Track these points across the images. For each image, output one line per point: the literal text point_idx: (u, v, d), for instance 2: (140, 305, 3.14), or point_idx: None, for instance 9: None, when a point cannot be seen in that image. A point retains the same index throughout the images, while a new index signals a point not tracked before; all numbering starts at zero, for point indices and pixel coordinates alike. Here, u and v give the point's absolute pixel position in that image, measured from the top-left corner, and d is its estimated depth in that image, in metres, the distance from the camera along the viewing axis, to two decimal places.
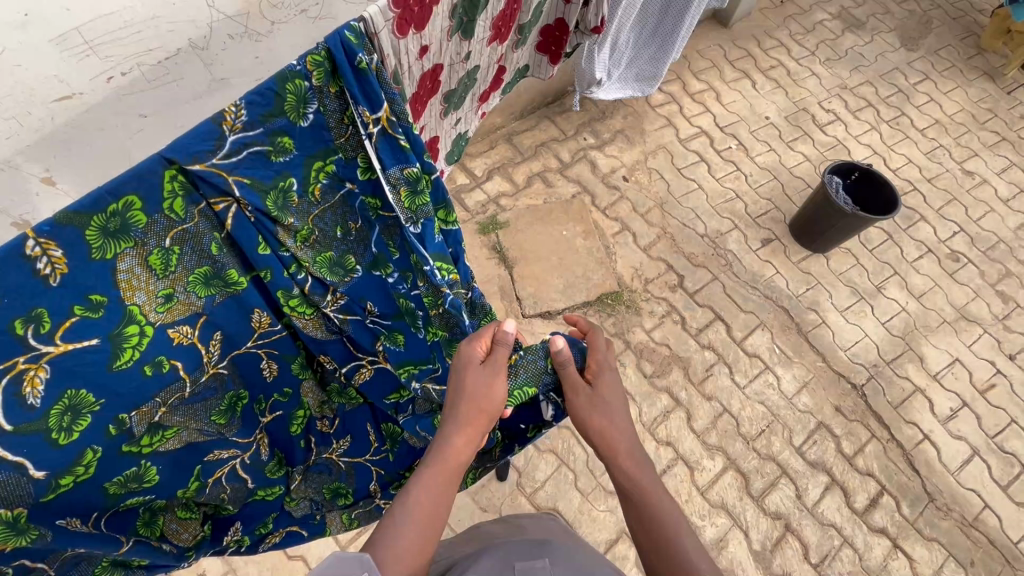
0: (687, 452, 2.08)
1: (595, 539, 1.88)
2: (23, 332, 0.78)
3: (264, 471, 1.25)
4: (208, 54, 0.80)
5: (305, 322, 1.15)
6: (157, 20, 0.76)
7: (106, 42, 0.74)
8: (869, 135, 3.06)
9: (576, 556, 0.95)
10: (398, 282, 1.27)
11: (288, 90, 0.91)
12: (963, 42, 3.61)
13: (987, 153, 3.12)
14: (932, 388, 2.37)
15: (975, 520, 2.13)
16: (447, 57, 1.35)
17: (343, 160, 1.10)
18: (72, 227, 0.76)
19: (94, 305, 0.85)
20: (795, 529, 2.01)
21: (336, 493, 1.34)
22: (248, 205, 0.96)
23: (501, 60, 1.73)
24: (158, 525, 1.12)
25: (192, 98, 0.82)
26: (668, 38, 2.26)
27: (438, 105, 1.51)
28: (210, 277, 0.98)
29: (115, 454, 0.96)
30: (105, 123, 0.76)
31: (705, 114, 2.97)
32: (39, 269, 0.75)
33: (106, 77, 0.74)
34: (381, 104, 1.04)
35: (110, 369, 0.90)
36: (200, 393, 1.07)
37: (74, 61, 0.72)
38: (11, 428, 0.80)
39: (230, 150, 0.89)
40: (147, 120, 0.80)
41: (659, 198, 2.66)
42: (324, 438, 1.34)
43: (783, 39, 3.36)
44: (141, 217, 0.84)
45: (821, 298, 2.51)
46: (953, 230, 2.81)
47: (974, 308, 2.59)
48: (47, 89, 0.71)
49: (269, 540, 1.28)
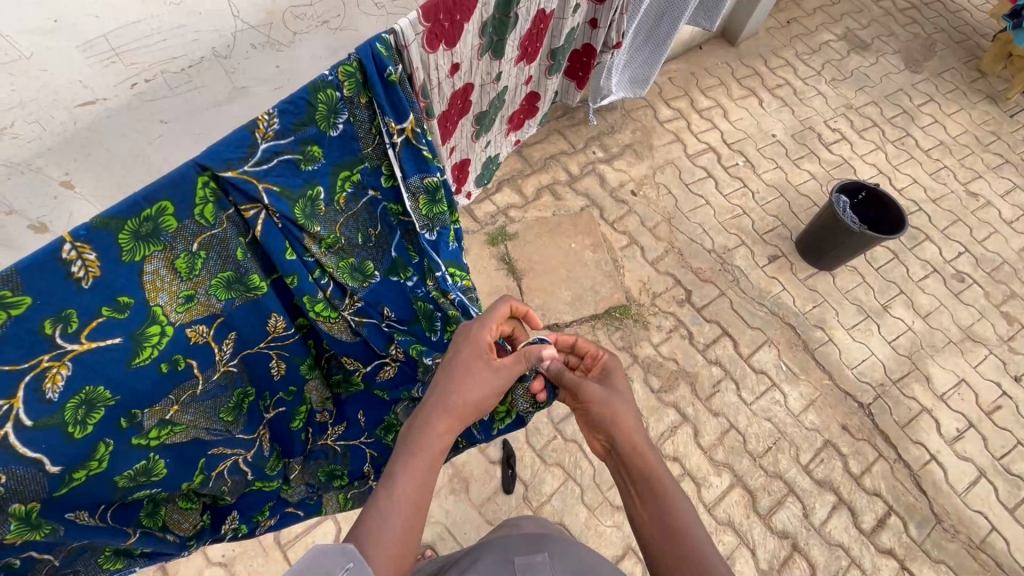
0: (694, 468, 2.07)
1: (601, 555, 1.86)
2: (51, 332, 0.78)
3: (265, 468, 1.21)
4: (229, 63, 0.95)
5: (331, 326, 1.14)
6: (183, 29, 0.86)
7: (132, 49, 0.83)
8: (874, 154, 3.09)
9: (582, 555, 0.93)
10: (416, 285, 1.28)
11: (320, 101, 0.91)
12: (966, 65, 3.66)
13: (991, 175, 3.15)
14: (938, 409, 2.36)
15: (983, 543, 2.12)
16: (477, 77, 1.38)
17: (368, 169, 1.10)
18: (106, 230, 0.76)
19: (120, 306, 0.84)
20: (803, 548, 1.99)
21: (332, 475, 1.32)
22: (276, 212, 0.94)
23: (533, 84, 1.77)
24: (160, 515, 1.08)
25: (213, 106, 0.99)
26: (660, 43, 2.27)
27: (469, 127, 1.56)
28: (233, 282, 0.97)
29: (125, 447, 0.94)
30: (128, 129, 0.91)
31: (712, 131, 2.99)
32: (72, 272, 0.76)
33: (129, 84, 0.86)
34: (407, 115, 1.05)
35: (129, 367, 0.89)
36: (210, 392, 1.04)
37: (100, 68, 0.82)
38: (29, 423, 0.80)
39: (262, 158, 0.88)
40: (167, 126, 0.96)
41: (667, 213, 2.68)
42: (321, 428, 1.31)
43: (790, 58, 3.40)
44: (172, 222, 0.83)
45: (827, 316, 2.51)
46: (958, 250, 2.82)
47: (979, 329, 2.60)
48: (72, 93, 0.82)
49: (266, 525, 1.25)
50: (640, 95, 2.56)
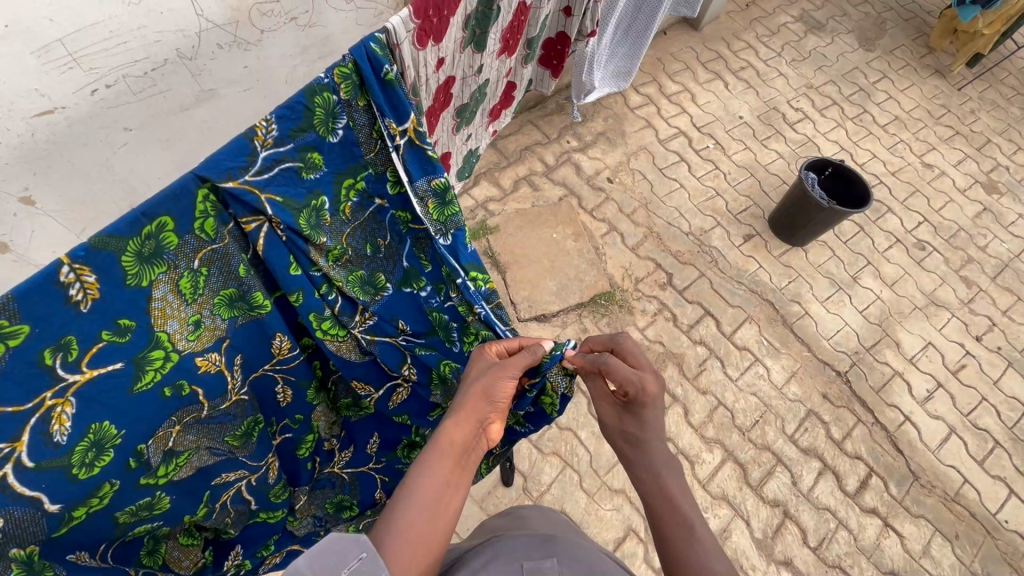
0: (686, 446, 2.13)
1: (603, 539, 1.90)
2: (51, 361, 0.74)
3: (270, 495, 1.17)
4: (195, 64, 0.91)
5: (338, 345, 1.10)
6: (143, 30, 0.82)
7: (94, 52, 0.80)
8: (836, 132, 3.20)
9: (587, 557, 0.92)
10: (430, 295, 1.24)
11: (317, 103, 0.87)
12: (915, 42, 3.80)
13: (943, 146, 3.30)
14: (909, 371, 2.48)
15: (956, 495, 2.24)
16: (459, 70, 1.35)
17: (372, 175, 1.06)
18: (106, 251, 0.73)
19: (122, 330, 0.80)
20: (794, 515, 2.07)
21: (341, 506, 1.31)
22: (280, 223, 0.90)
23: (510, 75, 1.76)
24: (161, 553, 1.05)
25: (179, 110, 0.95)
26: (640, 37, 2.33)
27: (451, 120, 1.54)
28: (236, 300, 0.93)
29: (131, 487, 0.91)
30: (89, 139, 0.87)
31: (681, 115, 3.04)
32: (71, 296, 0.72)
33: (90, 90, 0.82)
34: (408, 115, 1.00)
35: (130, 392, 0.85)
36: (217, 418, 1.00)
37: (58, 74, 0.78)
38: (32, 465, 0.77)
39: (261, 167, 0.85)
40: (131, 133, 0.91)
41: (644, 199, 2.71)
42: (329, 455, 1.29)
43: (751, 41, 3.48)
44: (173, 239, 0.79)
45: (802, 290, 2.60)
46: (918, 220, 2.96)
47: (941, 293, 2.73)
48: (28, 103, 0.77)
49: (270, 561, 1.22)
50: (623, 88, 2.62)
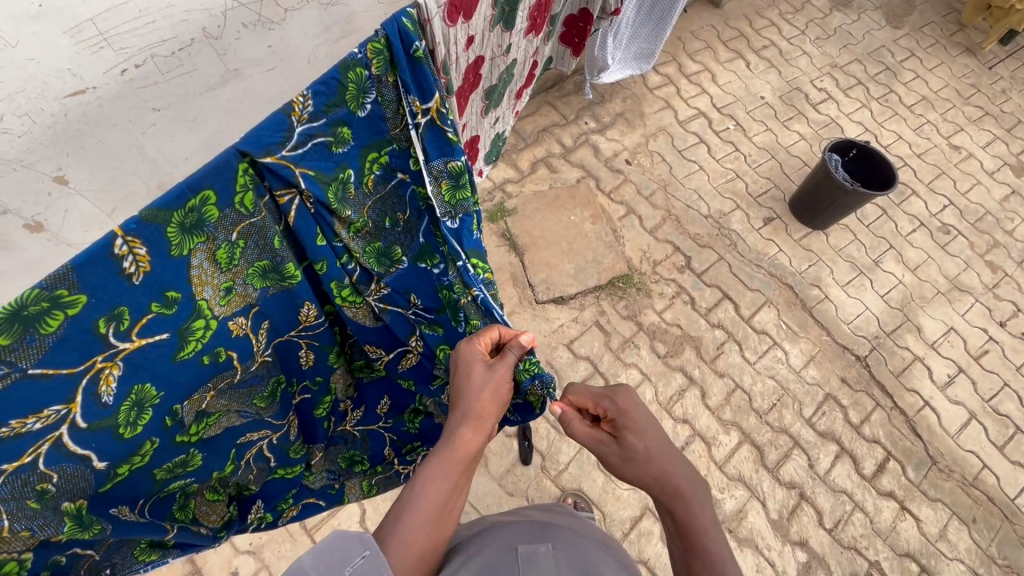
0: (703, 428, 2.14)
1: (620, 517, 1.93)
2: (104, 330, 0.76)
3: (288, 452, 1.25)
4: (222, 45, 0.74)
5: (355, 311, 1.14)
6: (173, 8, 0.68)
7: (122, 32, 0.66)
8: (860, 113, 3.12)
9: (581, 540, 0.96)
10: (443, 273, 1.20)
11: (350, 79, 0.87)
12: (945, 19, 3.68)
13: (972, 127, 3.21)
14: (930, 356, 2.46)
15: (975, 480, 2.24)
16: (489, 49, 1.34)
17: (396, 150, 1.07)
18: (155, 224, 0.74)
19: (169, 302, 0.83)
20: (810, 496, 2.09)
21: (353, 460, 1.41)
22: (311, 197, 0.92)
23: (535, 54, 1.73)
24: (191, 509, 1.12)
25: (207, 92, 0.78)
26: (665, 15, 2.27)
27: (480, 102, 1.53)
28: (268, 270, 0.95)
29: (169, 445, 0.95)
30: (118, 121, 0.72)
31: (701, 96, 2.98)
32: (124, 268, 0.74)
33: (120, 71, 0.68)
34: (432, 94, 1.00)
35: (173, 360, 0.88)
36: (247, 380, 1.03)
37: (88, 54, 0.65)
38: (85, 425, 0.80)
39: (298, 142, 0.86)
40: (161, 115, 0.76)
41: (662, 180, 2.69)
42: (343, 415, 1.34)
43: (774, 19, 3.39)
44: (214, 212, 0.81)
45: (823, 274, 2.57)
46: (943, 203, 2.90)
47: (965, 278, 2.69)
48: (60, 83, 0.65)
49: (288, 513, 1.36)
50: (645, 70, 2.56)
